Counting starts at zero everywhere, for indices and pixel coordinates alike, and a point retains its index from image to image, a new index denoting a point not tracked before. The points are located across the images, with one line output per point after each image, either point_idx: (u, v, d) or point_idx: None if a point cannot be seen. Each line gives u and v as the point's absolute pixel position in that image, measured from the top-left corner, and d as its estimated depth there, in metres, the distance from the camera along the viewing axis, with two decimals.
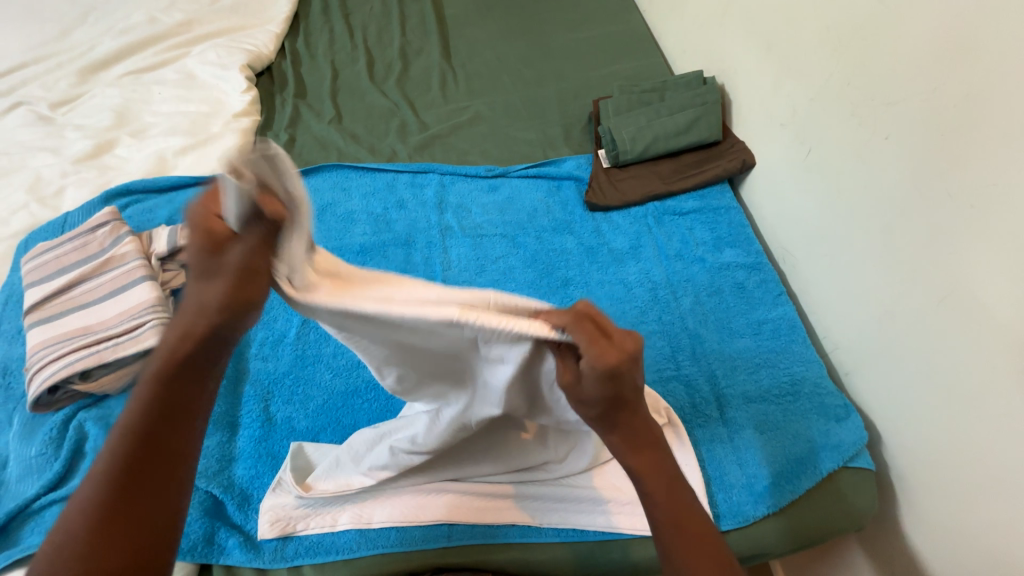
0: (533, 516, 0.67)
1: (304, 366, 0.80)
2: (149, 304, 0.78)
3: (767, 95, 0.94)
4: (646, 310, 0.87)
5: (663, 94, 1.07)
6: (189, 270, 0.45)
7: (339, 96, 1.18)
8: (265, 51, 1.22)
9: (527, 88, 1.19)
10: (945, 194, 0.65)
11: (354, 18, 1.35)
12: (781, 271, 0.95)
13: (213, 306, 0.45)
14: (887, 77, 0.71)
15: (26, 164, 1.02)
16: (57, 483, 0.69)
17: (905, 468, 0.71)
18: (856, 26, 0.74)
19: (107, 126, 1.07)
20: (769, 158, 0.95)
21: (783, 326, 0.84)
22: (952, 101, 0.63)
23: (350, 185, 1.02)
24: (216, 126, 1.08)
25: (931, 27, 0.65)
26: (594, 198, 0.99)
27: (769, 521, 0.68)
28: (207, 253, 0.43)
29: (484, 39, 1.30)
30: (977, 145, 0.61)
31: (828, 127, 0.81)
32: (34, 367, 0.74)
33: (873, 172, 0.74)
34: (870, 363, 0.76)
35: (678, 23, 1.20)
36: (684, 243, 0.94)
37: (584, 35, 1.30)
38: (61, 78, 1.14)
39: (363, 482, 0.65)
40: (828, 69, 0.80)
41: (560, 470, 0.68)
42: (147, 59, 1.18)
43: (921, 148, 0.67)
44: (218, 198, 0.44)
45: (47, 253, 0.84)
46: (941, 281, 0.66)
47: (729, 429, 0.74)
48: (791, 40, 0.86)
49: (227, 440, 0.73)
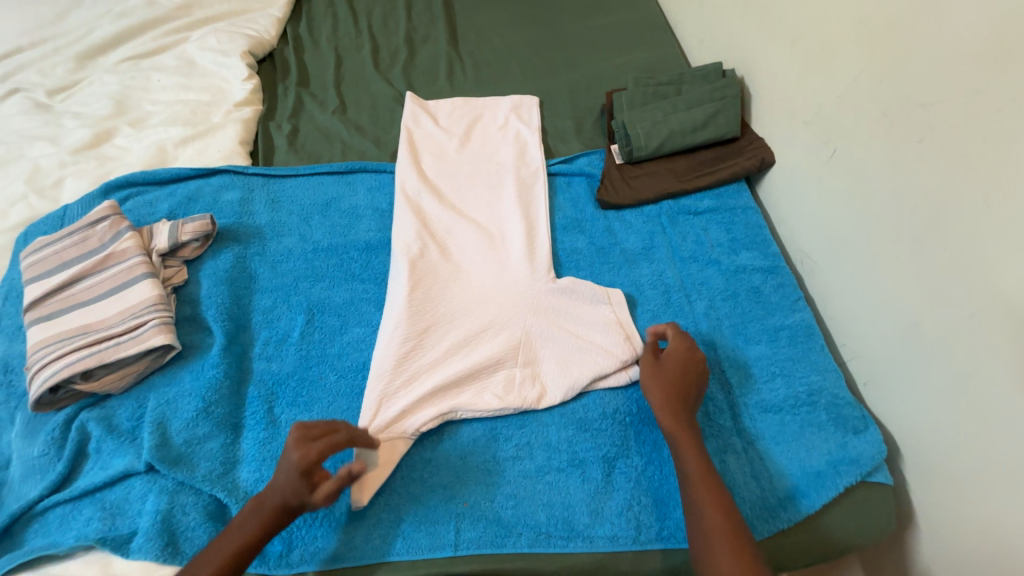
0: (561, 472, 0.71)
1: (309, 367, 0.79)
2: (150, 302, 0.77)
3: (790, 90, 0.89)
4: (659, 313, 0.84)
5: (680, 87, 1.03)
6: (664, 374, 0.72)
7: (343, 85, 1.14)
8: (267, 37, 1.18)
9: (538, 79, 1.15)
10: (982, 203, 0.61)
11: (358, 2, 1.30)
12: (798, 275, 0.91)
13: (659, 381, 0.71)
14: (922, 77, 0.67)
15: (23, 154, 0.99)
16: (61, 484, 0.68)
17: (926, 484, 0.69)
18: (890, 20, 0.70)
19: (105, 114, 1.04)
20: (789, 157, 0.91)
21: (799, 332, 0.81)
22: (994, 105, 0.60)
23: (355, 179, 1.00)
24: (217, 116, 1.05)
25: (981, 22, 0.60)
26: (606, 196, 0.96)
27: (782, 536, 0.67)
28: (674, 371, 0.72)
29: (492, 25, 1.25)
30: (1014, 154, 0.58)
31: (852, 129, 0.77)
32: (35, 366, 0.72)
33: (906, 175, 0.70)
34: (889, 376, 0.74)
35: (697, 11, 1.15)
36: (699, 244, 0.91)
37: (597, 22, 1.25)
38: (58, 63, 1.10)
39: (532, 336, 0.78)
40: (857, 65, 0.76)
41: (595, 369, 0.75)
42: (146, 44, 1.14)
43: (957, 153, 0.64)
44: (666, 353, 0.74)
45: (45, 248, 0.82)
46: (978, 292, 0.62)
47: (743, 440, 0.73)
48: (820, 31, 0.81)
49: (231, 442, 0.72)
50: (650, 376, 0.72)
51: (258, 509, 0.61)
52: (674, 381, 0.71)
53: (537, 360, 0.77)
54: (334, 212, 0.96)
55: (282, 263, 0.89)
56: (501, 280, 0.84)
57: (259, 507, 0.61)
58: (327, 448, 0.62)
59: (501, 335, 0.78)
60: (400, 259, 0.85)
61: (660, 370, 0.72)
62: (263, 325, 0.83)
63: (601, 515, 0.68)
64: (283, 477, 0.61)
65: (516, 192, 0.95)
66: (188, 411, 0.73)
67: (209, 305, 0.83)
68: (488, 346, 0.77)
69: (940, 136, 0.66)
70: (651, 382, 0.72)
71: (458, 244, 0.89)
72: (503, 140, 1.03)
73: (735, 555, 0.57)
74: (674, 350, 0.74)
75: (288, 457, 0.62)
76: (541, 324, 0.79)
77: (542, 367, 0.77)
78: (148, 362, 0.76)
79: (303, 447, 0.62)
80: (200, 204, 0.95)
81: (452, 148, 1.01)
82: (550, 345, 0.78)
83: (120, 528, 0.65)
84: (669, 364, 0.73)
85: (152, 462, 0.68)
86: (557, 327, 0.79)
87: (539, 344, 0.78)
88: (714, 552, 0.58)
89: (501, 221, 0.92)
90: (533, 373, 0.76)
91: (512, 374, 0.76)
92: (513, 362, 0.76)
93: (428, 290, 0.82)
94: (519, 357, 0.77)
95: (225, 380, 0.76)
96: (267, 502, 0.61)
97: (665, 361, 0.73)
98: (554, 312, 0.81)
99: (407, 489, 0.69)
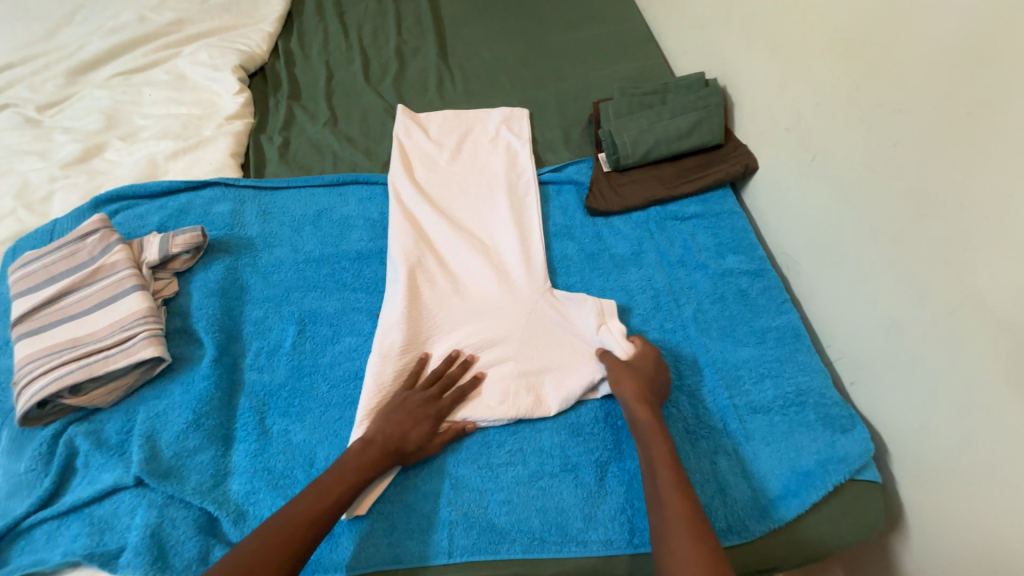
0: (553, 477, 0.71)
1: (301, 377, 0.79)
2: (140, 315, 0.77)
3: (770, 97, 0.92)
4: (648, 317, 0.85)
5: (664, 96, 1.05)
6: (633, 370, 0.73)
7: (334, 98, 1.16)
8: (259, 52, 1.20)
9: (526, 90, 1.18)
10: (959, 203, 0.63)
11: (348, 16, 1.33)
12: (783, 278, 0.93)
13: (628, 374, 0.73)
14: (897, 83, 0.69)
15: (13, 169, 0.99)
16: (48, 500, 0.67)
17: (914, 481, 0.70)
18: (865, 29, 0.73)
19: (96, 129, 1.04)
20: (771, 163, 0.93)
21: (786, 334, 0.82)
22: (965, 108, 0.62)
23: (347, 190, 1.01)
24: (209, 130, 1.06)
25: (952, 28, 0.63)
26: (595, 203, 0.97)
27: (774, 535, 0.68)
28: (640, 367, 0.74)
29: (481, 39, 1.27)
30: (986, 156, 0.60)
31: (831, 134, 0.80)
32: (22, 381, 0.71)
33: (884, 178, 0.72)
34: (874, 374, 0.75)
35: (680, 23, 1.18)
36: (686, 248, 0.93)
37: (583, 34, 1.28)
38: (49, 79, 1.11)
39: (527, 344, 0.79)
40: (834, 73, 0.78)
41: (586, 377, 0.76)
42: (137, 59, 1.15)
43: (933, 156, 0.66)
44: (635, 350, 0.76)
45: (34, 262, 0.82)
46: (955, 290, 0.64)
47: (734, 441, 0.74)
48: (798, 42, 0.84)
49: (222, 454, 0.72)
50: (619, 377, 0.73)
51: (368, 448, 0.67)
52: (645, 380, 0.73)
53: (534, 373, 0.77)
54: (326, 222, 0.96)
55: (274, 274, 0.90)
56: (493, 288, 0.85)
57: (370, 446, 0.67)
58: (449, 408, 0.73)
59: (499, 348, 0.79)
60: (400, 267, 0.86)
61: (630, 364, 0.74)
62: (254, 336, 0.83)
63: (595, 519, 0.68)
64: (396, 425, 0.69)
65: (508, 202, 0.96)
66: (179, 424, 0.72)
67: (199, 317, 0.83)
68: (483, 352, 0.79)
69: (915, 140, 0.68)
70: (622, 381, 0.72)
71: (453, 253, 0.90)
72: (494, 151, 1.05)
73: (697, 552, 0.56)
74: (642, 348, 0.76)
75: (408, 408, 0.71)
76: (536, 332, 0.80)
77: (537, 375, 0.77)
78: (138, 375, 0.75)
79: (431, 402, 0.72)
80: (191, 216, 0.95)
81: (443, 160, 1.03)
82: (546, 354, 0.79)
83: (109, 543, 0.64)
84: (637, 360, 0.75)
85: (141, 475, 0.67)
86: (554, 336, 0.80)
87: (534, 356, 0.78)
88: (675, 548, 0.57)
89: (493, 231, 0.94)
90: (528, 380, 0.77)
91: (508, 385, 0.76)
92: (509, 368, 0.77)
93: (424, 299, 0.83)
94: (514, 368, 0.77)
95: (215, 392, 0.75)
96: (373, 450, 0.67)
97: (634, 357, 0.75)
98: (549, 321, 0.82)
99: (400, 498, 0.69)
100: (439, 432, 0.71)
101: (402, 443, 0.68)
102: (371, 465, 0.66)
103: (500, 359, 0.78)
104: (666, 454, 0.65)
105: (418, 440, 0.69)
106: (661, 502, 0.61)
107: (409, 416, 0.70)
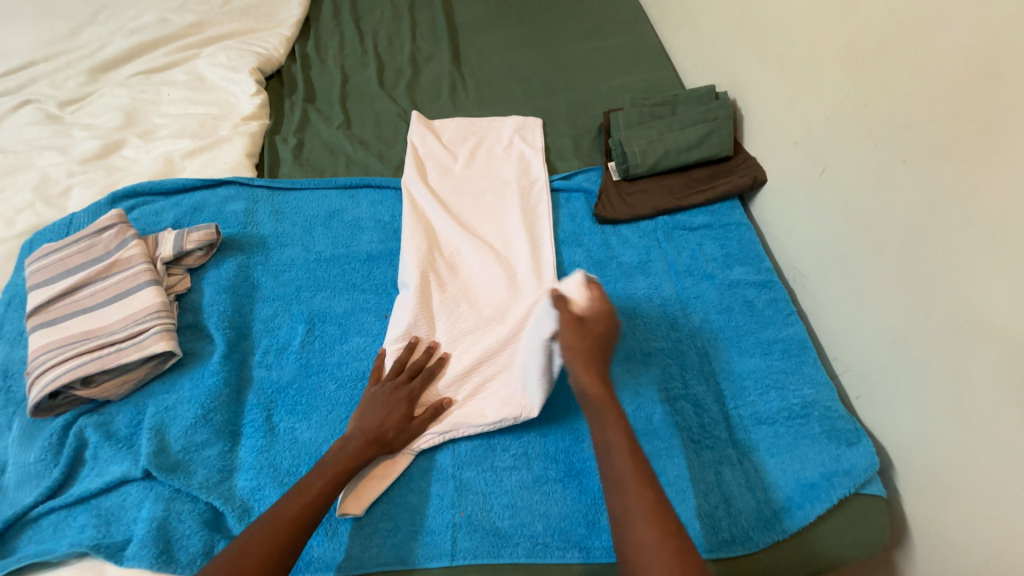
0: (558, 481, 0.71)
1: (308, 375, 0.79)
2: (153, 309, 0.78)
3: (780, 112, 0.93)
4: (655, 324, 0.86)
5: (674, 108, 1.06)
6: (577, 333, 0.69)
7: (348, 102, 1.18)
8: (276, 55, 1.22)
9: (538, 98, 1.19)
10: (965, 219, 0.64)
11: (364, 22, 1.35)
12: (791, 290, 0.93)
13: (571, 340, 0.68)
14: (905, 100, 0.70)
15: (32, 162, 1.01)
16: (57, 490, 0.68)
17: (919, 498, 0.70)
18: (874, 48, 0.74)
19: (115, 126, 1.07)
20: (780, 175, 0.94)
21: (793, 345, 0.83)
22: (973, 128, 0.63)
23: (358, 193, 1.02)
24: (225, 129, 1.08)
25: (961, 50, 0.64)
26: (603, 212, 0.98)
27: (778, 547, 0.67)
28: (582, 329, 0.69)
29: (495, 47, 1.29)
30: (994, 175, 0.61)
31: (840, 149, 0.80)
32: (35, 371, 0.72)
33: (893, 193, 0.73)
34: (879, 389, 0.75)
35: (691, 37, 1.19)
36: (694, 258, 0.94)
37: (595, 45, 1.30)
38: (71, 77, 1.13)
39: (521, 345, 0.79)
40: (843, 89, 0.79)
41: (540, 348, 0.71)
42: (157, 60, 1.18)
43: (940, 174, 0.67)
44: (585, 309, 0.71)
45: (50, 255, 0.84)
46: (959, 307, 0.65)
47: (739, 451, 0.74)
48: (807, 58, 0.85)
49: (228, 450, 0.72)
50: (572, 346, 0.68)
51: (348, 443, 0.67)
52: (595, 341, 0.69)
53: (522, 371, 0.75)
54: (337, 223, 0.98)
55: (283, 273, 0.91)
56: (501, 293, 0.86)
57: (349, 442, 0.67)
58: (422, 387, 0.74)
59: (505, 355, 0.79)
60: (414, 269, 0.86)
61: (573, 324, 0.69)
62: (263, 333, 0.84)
63: (598, 526, 0.68)
64: (368, 419, 0.70)
65: (520, 208, 0.98)
66: (188, 418, 0.73)
67: (210, 313, 0.84)
68: (487, 355, 0.79)
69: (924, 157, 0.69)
70: (575, 352, 0.68)
71: (467, 261, 0.91)
72: (506, 159, 1.06)
73: (659, 540, 0.54)
74: (591, 308, 0.71)
75: (382, 400, 0.72)
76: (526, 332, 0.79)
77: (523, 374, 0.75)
78: (149, 369, 0.76)
79: (403, 388, 0.74)
80: (205, 214, 0.96)
81: (456, 167, 1.04)
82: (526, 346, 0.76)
83: (115, 535, 0.64)
84: (585, 322, 0.70)
85: (149, 468, 0.68)
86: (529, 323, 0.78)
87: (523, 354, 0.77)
88: (638, 531, 0.55)
89: (504, 236, 0.95)
90: (519, 381, 0.75)
91: (510, 391, 0.76)
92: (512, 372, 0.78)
93: (432, 304, 0.84)
94: (515, 373, 0.77)
95: (224, 387, 0.76)
96: (329, 468, 0.65)
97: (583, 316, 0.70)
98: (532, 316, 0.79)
99: (405, 500, 0.69)
100: (416, 414, 0.73)
101: (379, 432, 0.69)
102: (352, 459, 0.66)
103: (507, 363, 0.79)
104: (622, 436, 0.62)
105: (399, 430, 0.70)
106: (620, 487, 0.59)
107: (383, 407, 0.71)
